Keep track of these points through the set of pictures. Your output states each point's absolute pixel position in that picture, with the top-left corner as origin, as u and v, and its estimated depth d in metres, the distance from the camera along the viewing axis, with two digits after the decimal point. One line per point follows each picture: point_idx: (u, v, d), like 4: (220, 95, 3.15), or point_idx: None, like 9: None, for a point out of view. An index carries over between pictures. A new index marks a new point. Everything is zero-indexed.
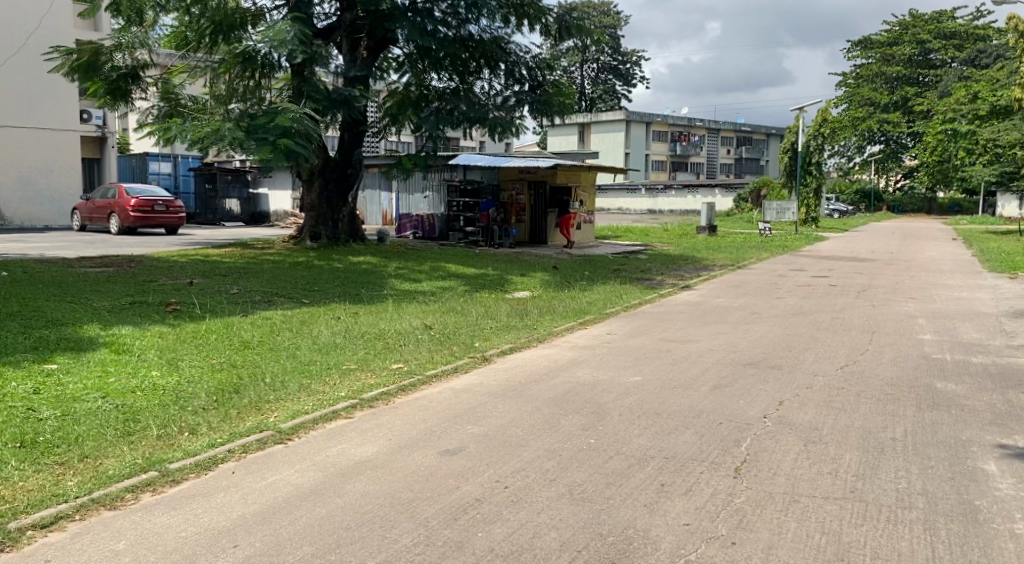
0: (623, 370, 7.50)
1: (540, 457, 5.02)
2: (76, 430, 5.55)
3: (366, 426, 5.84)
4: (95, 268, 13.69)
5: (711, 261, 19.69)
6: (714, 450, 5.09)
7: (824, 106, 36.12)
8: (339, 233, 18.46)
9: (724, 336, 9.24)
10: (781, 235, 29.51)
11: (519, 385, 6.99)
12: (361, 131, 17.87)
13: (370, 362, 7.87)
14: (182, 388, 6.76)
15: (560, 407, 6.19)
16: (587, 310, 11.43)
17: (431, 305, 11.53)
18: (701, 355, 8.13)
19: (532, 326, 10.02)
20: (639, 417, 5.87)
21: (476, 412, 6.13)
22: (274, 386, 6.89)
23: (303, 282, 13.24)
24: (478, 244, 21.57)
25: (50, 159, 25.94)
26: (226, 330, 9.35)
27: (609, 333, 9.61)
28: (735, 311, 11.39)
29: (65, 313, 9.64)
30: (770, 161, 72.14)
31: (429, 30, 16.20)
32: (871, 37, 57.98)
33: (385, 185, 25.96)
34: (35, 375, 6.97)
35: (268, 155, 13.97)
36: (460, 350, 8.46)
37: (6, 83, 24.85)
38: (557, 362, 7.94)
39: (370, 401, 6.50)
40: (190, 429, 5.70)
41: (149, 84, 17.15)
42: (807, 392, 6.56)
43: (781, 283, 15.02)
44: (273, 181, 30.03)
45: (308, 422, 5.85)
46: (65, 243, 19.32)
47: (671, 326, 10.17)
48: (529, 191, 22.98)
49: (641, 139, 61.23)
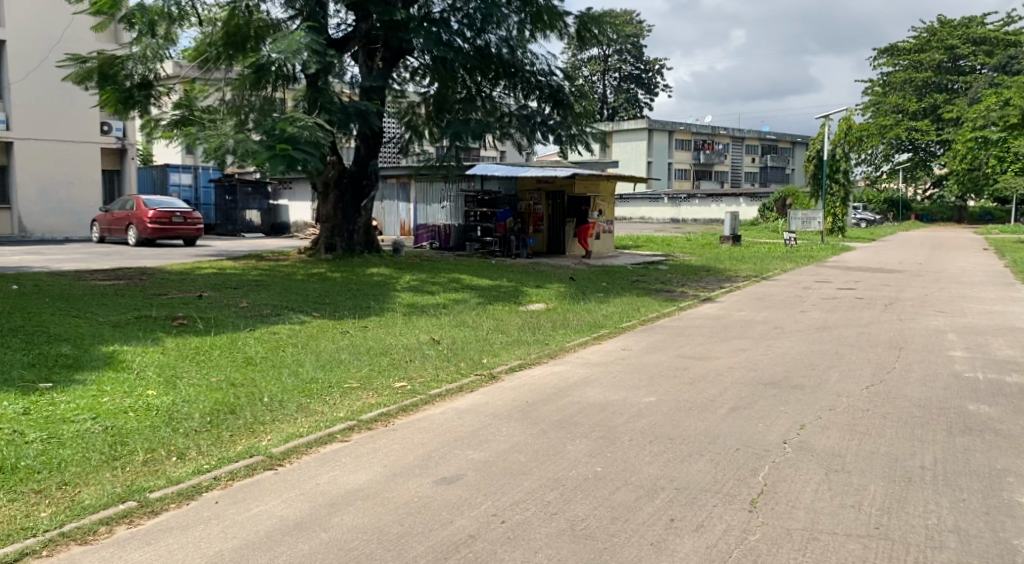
0: (636, 390, 7.17)
1: (544, 488, 4.71)
2: (60, 454, 5.33)
3: (362, 450, 5.56)
4: (105, 281, 13.58)
5: (734, 272, 19.26)
6: (728, 480, 4.75)
7: (850, 114, 35.64)
8: (355, 244, 18.22)
9: (744, 353, 8.89)
10: (807, 245, 29.02)
11: (526, 406, 6.69)
12: (377, 142, 17.70)
13: (373, 380, 7.60)
14: (176, 408, 6.53)
15: (568, 431, 5.87)
16: (603, 324, 11.09)
17: (441, 318, 11.24)
18: (719, 374, 7.78)
19: (544, 341, 9.70)
20: (650, 443, 5.54)
21: (478, 436, 5.83)
22: (271, 406, 6.64)
23: (315, 294, 13.05)
24: (494, 255, 21.32)
25: (71, 171, 26.09)
26: (231, 345, 9.15)
27: (624, 349, 9.29)
28: (756, 326, 11.01)
29: (70, 328, 9.48)
30: (795, 169, 71.49)
31: (445, 41, 15.95)
32: (897, 44, 57.15)
33: (403, 196, 25.77)
34: (28, 394, 6.77)
35: (267, 161, 13.82)
36: (467, 367, 8.16)
37: (28, 95, 24.98)
38: (567, 381, 7.62)
39: (369, 422, 6.22)
40: (178, 453, 5.46)
41: (163, 93, 17.04)
42: (830, 415, 6.19)
43: (806, 295, 14.60)
44: (293, 193, 30.00)
45: (301, 447, 5.58)
46: (82, 255, 19.32)
47: (689, 341, 9.82)
48: (547, 201, 22.80)
49: (663, 148, 60.83)
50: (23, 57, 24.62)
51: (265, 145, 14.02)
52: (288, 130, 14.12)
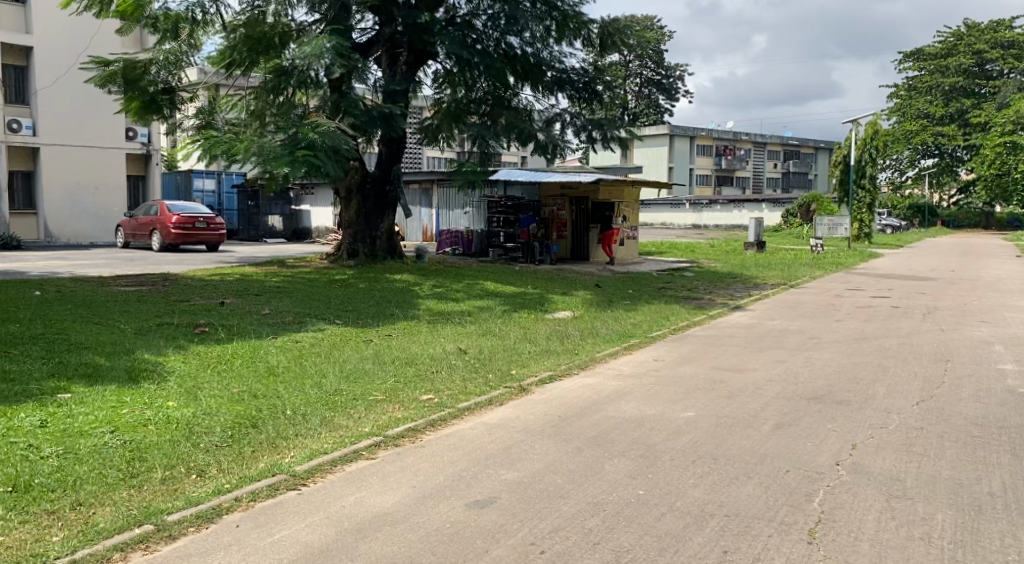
0: (673, 404, 6.86)
1: (584, 513, 4.43)
2: (77, 470, 5.13)
3: (389, 469, 5.30)
4: (128, 287, 13.46)
5: (763, 279, 18.85)
6: (782, 507, 4.46)
7: (876, 119, 35.02)
8: (378, 250, 17.95)
9: (783, 365, 8.54)
10: (833, 252, 28.48)
11: (558, 420, 6.39)
12: (400, 148, 17.51)
13: (399, 392, 7.32)
14: (197, 422, 6.30)
15: (605, 449, 5.56)
16: (633, 333, 10.77)
17: (466, 327, 10.94)
18: (758, 387, 7.43)
19: (573, 351, 9.40)
20: (693, 463, 5.23)
21: (511, 454, 5.54)
22: (294, 420, 6.39)
23: (338, 301, 12.84)
24: (517, 261, 21.08)
25: (96, 177, 26.15)
26: (253, 355, 8.91)
27: (656, 360, 8.97)
28: (792, 335, 10.64)
29: (90, 336, 9.32)
30: (818, 175, 70.82)
31: (470, 44, 15.75)
32: (923, 49, 56.28)
33: (426, 201, 25.55)
34: (46, 406, 6.58)
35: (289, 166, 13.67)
36: (496, 379, 7.87)
37: (56, 101, 25.05)
38: (600, 394, 7.32)
39: (396, 438, 5.97)
40: (198, 470, 5.23)
41: (186, 98, 16.94)
42: (883, 434, 5.85)
43: (839, 304, 14.19)
44: (315, 199, 29.88)
45: (326, 464, 5.33)
46: (106, 260, 19.29)
47: (723, 352, 9.48)
48: (570, 207, 22.53)
49: (685, 153, 60.35)
50: (50, 64, 24.69)
51: (287, 149, 13.87)
52: (309, 135, 14.00)
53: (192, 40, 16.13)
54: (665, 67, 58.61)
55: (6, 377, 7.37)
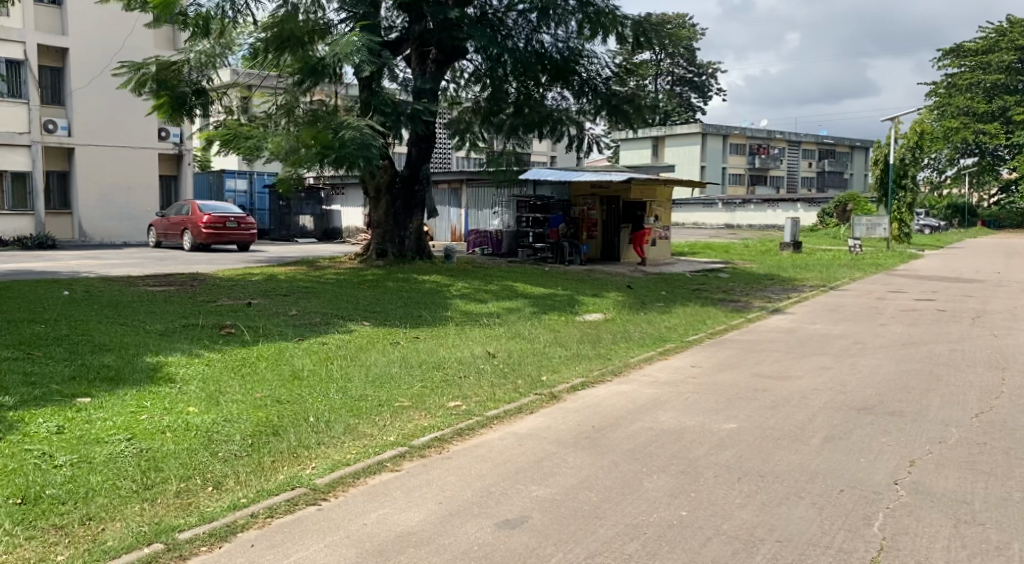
0: (714, 414, 6.50)
1: (622, 537, 4.12)
2: (90, 481, 4.92)
3: (414, 483, 5.01)
4: (157, 287, 13.36)
5: (801, 281, 18.34)
6: (839, 532, 4.12)
7: (919, 117, 34.16)
8: (406, 250, 17.71)
9: (829, 372, 8.15)
10: (873, 252, 27.79)
11: (592, 431, 6.06)
12: (429, 146, 17.31)
13: (426, 398, 7.04)
14: (216, 429, 6.06)
15: (643, 464, 5.24)
16: (668, 337, 10.38)
17: (495, 330, 10.63)
18: (804, 396, 7.06)
19: (605, 356, 9.05)
20: (738, 481, 4.89)
21: (542, 467, 5.23)
22: (317, 428, 6.13)
23: (366, 302, 12.60)
24: (547, 261, 20.70)
25: (130, 177, 26.25)
26: (278, 358, 8.68)
27: (694, 366, 8.61)
28: (835, 340, 10.20)
29: (114, 337, 9.17)
30: (854, 174, 69.67)
31: (500, 43, 15.47)
32: (964, 45, 54.95)
33: (455, 201, 25.30)
34: (65, 411, 6.39)
35: None
36: (526, 386, 7.54)
37: (90, 102, 25.19)
38: (636, 402, 6.99)
39: (422, 448, 5.68)
40: (215, 482, 4.99)
41: (215, 98, 16.81)
42: (943, 449, 5.46)
43: (882, 307, 13.67)
44: (344, 199, 29.82)
45: (348, 477, 5.05)
46: (137, 260, 19.29)
47: (764, 358, 9.10)
48: (601, 206, 22.20)
49: (718, 152, 59.52)
50: (85, 65, 24.82)
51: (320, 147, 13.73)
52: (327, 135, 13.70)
53: (224, 40, 16.09)
54: (698, 66, 57.80)
55: (29, 380, 7.21)
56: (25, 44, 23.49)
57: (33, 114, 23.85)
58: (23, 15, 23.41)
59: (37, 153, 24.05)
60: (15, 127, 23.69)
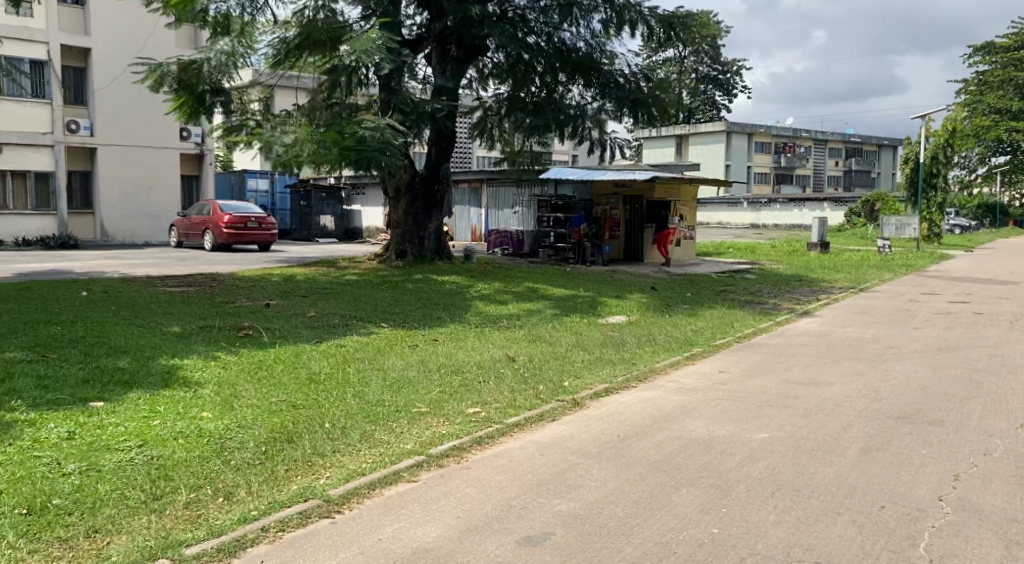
0: (744, 424, 6.27)
1: (650, 556, 3.90)
2: (98, 491, 4.77)
3: (432, 495, 4.80)
4: (177, 288, 13.30)
5: (829, 282, 17.98)
6: (881, 553, 3.87)
7: (950, 115, 33.52)
8: (426, 250, 17.53)
9: (862, 378, 7.87)
10: (903, 253, 27.26)
11: (617, 440, 5.85)
12: (449, 146, 17.14)
13: (444, 404, 6.83)
14: (229, 436, 5.90)
15: (670, 477, 5.01)
16: (694, 341, 10.11)
17: (514, 333, 10.40)
18: (838, 405, 6.79)
19: (630, 360, 8.81)
20: (771, 496, 4.65)
21: (565, 480, 5.01)
22: (331, 435, 5.95)
23: (385, 303, 12.46)
24: (569, 261, 20.44)
25: (152, 177, 26.32)
26: (295, 360, 8.52)
27: (721, 371, 8.36)
28: (868, 345, 9.89)
29: (131, 339, 9.08)
30: (882, 173, 68.82)
31: (520, 39, 15.30)
32: (994, 42, 53.92)
33: (475, 201, 25.14)
34: (77, 416, 6.27)
35: None
36: (547, 392, 7.31)
37: (113, 102, 25.28)
38: (662, 409, 6.77)
39: (440, 458, 5.47)
40: (226, 492, 4.82)
41: (236, 97, 16.76)
42: (989, 462, 5.18)
43: (915, 309, 13.29)
44: (365, 199, 29.78)
45: (362, 488, 4.86)
46: (158, 260, 19.33)
47: (794, 363, 8.83)
48: (625, 205, 21.95)
49: (742, 151, 58.92)
50: (108, 65, 24.93)
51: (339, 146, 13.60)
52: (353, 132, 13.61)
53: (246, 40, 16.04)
54: (721, 64, 57.03)
55: (42, 384, 7.09)
56: (49, 44, 23.66)
57: (57, 115, 24.02)
58: (47, 15, 23.58)
59: (61, 153, 24.21)
60: (39, 127, 23.88)
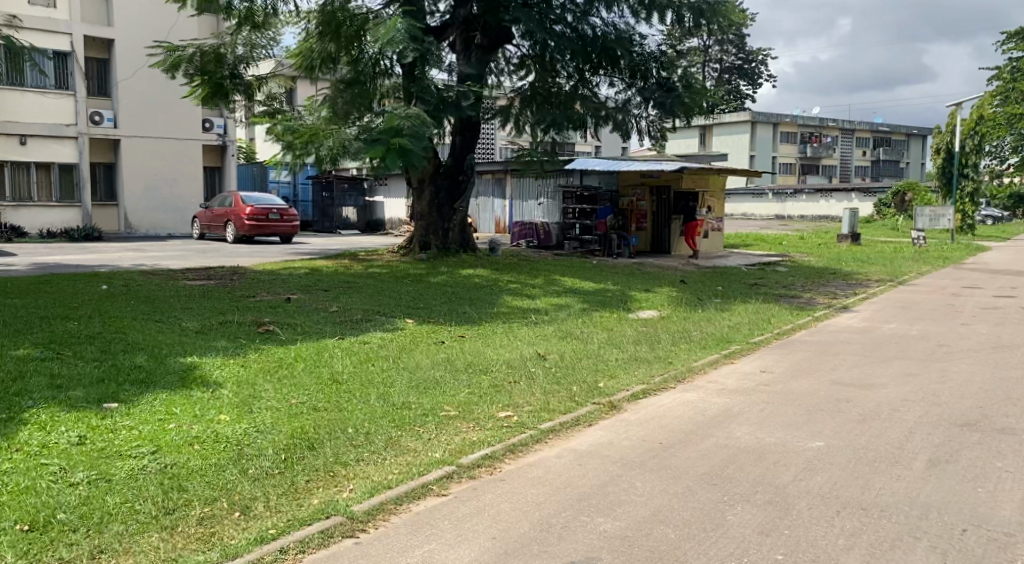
0: (795, 431, 5.86)
1: None
2: (105, 504, 4.43)
3: (465, 510, 4.44)
4: (198, 281, 13.03)
5: (865, 275, 17.42)
6: None
7: (983, 103, 32.61)
8: (450, 243, 17.19)
9: (916, 380, 7.42)
10: (936, 245, 26.52)
11: (660, 449, 5.44)
12: (474, 135, 16.76)
13: (474, 407, 6.46)
14: (247, 442, 5.55)
15: (723, 491, 4.63)
16: (732, 338, 9.66)
17: (544, 329, 10.03)
18: (894, 411, 6.36)
19: (666, 359, 8.38)
20: (837, 516, 4.27)
21: (608, 494, 4.63)
22: (355, 442, 5.59)
23: (410, 297, 12.12)
24: (595, 254, 20.03)
25: (174, 169, 26.11)
26: (317, 359, 8.18)
27: (765, 371, 7.93)
28: (916, 343, 9.40)
29: (149, 335, 8.79)
30: (910, 163, 67.65)
31: (546, 25, 14.80)
32: None
33: (499, 192, 24.74)
34: (87, 418, 5.95)
35: (382, 157, 13.09)
36: (582, 394, 6.90)
37: (135, 93, 25.05)
38: (706, 413, 6.36)
39: (470, 468, 5.10)
40: (243, 506, 4.47)
41: (257, 87, 16.48)
42: None
43: (959, 304, 12.74)
44: (387, 190, 29.42)
45: (389, 503, 4.50)
46: (180, 252, 19.12)
47: (841, 362, 8.38)
48: (652, 196, 21.33)
49: (768, 141, 58.08)
50: (130, 56, 24.75)
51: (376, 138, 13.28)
52: (393, 121, 13.40)
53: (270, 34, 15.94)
54: (747, 52, 55.21)
55: (55, 383, 6.78)
56: (72, 35, 23.48)
57: (80, 106, 23.86)
58: (70, 7, 23.40)
59: (84, 145, 24.05)
60: (63, 118, 23.73)
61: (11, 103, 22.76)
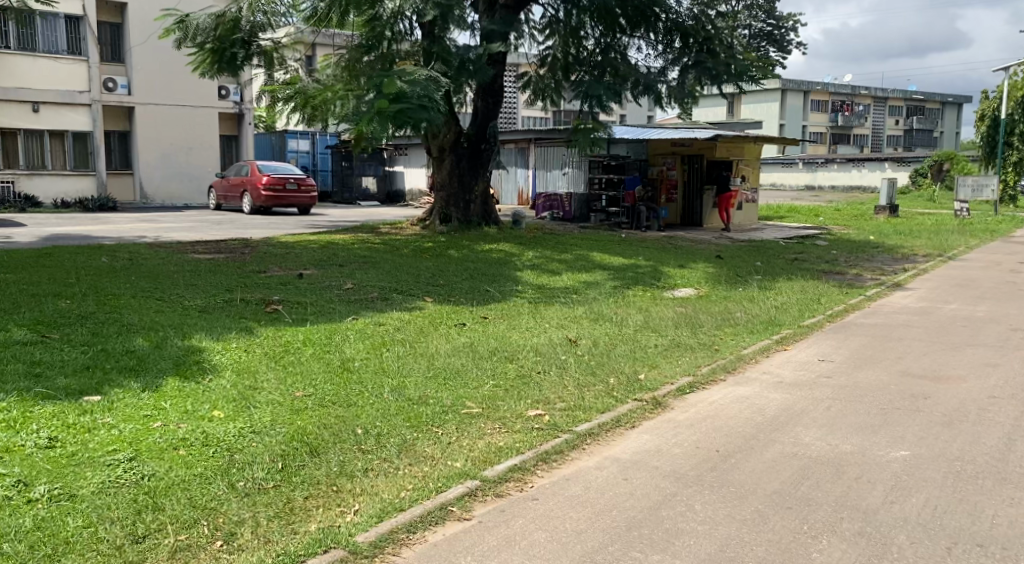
0: (872, 436, 5.04)
1: None
2: (64, 529, 3.72)
3: (492, 542, 3.68)
4: (207, 254, 12.34)
5: (912, 250, 16.40)
6: None
7: None
8: (471, 215, 16.36)
9: (999, 372, 6.55)
10: (982, 217, 25.28)
11: (718, 459, 4.66)
12: (497, 100, 15.84)
13: (499, 403, 5.69)
14: (241, 445, 4.83)
15: (802, 517, 3.85)
16: (780, 320, 8.79)
17: (573, 309, 9.25)
18: (985, 411, 5.50)
19: (711, 345, 7.54)
20: (949, 555, 3.48)
21: (664, 520, 3.86)
22: (364, 446, 4.85)
23: (428, 274, 11.35)
24: (623, 227, 19.13)
25: (189, 137, 25.40)
26: (327, 343, 7.42)
27: (824, 360, 7.09)
28: (986, 326, 8.50)
29: (147, 316, 8.08)
30: (945, 132, 65.73)
31: None
32: None
33: (522, 161, 23.78)
34: (62, 416, 5.23)
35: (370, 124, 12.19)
36: (621, 388, 6.09)
37: (149, 61, 24.31)
38: (766, 413, 5.55)
39: (497, 484, 4.33)
40: (227, 533, 3.75)
41: (277, 56, 15.76)
42: None
43: (1021, 282, 11.77)
44: (407, 159, 28.56)
45: (399, 532, 3.76)
46: (193, 223, 18.46)
47: (908, 349, 7.51)
48: (683, 165, 20.38)
49: (797, 109, 56.52)
50: (144, 21, 23.99)
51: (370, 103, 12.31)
52: (396, 85, 12.30)
53: None
54: (777, 19, 53.60)
55: (33, 371, 6.10)
56: None
57: (93, 72, 23.18)
58: None
59: (98, 113, 23.42)
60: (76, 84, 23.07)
61: (22, 69, 22.10)
